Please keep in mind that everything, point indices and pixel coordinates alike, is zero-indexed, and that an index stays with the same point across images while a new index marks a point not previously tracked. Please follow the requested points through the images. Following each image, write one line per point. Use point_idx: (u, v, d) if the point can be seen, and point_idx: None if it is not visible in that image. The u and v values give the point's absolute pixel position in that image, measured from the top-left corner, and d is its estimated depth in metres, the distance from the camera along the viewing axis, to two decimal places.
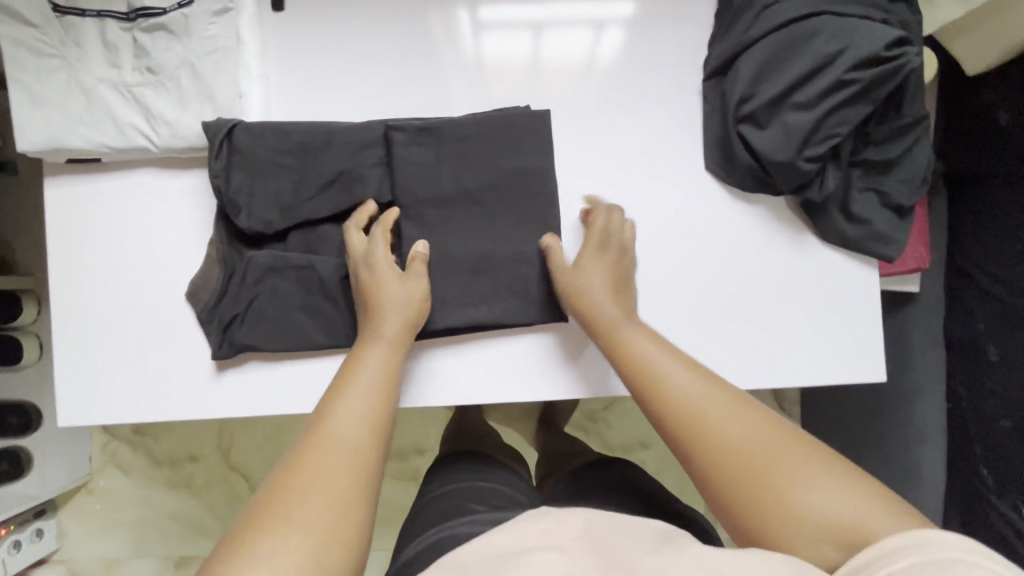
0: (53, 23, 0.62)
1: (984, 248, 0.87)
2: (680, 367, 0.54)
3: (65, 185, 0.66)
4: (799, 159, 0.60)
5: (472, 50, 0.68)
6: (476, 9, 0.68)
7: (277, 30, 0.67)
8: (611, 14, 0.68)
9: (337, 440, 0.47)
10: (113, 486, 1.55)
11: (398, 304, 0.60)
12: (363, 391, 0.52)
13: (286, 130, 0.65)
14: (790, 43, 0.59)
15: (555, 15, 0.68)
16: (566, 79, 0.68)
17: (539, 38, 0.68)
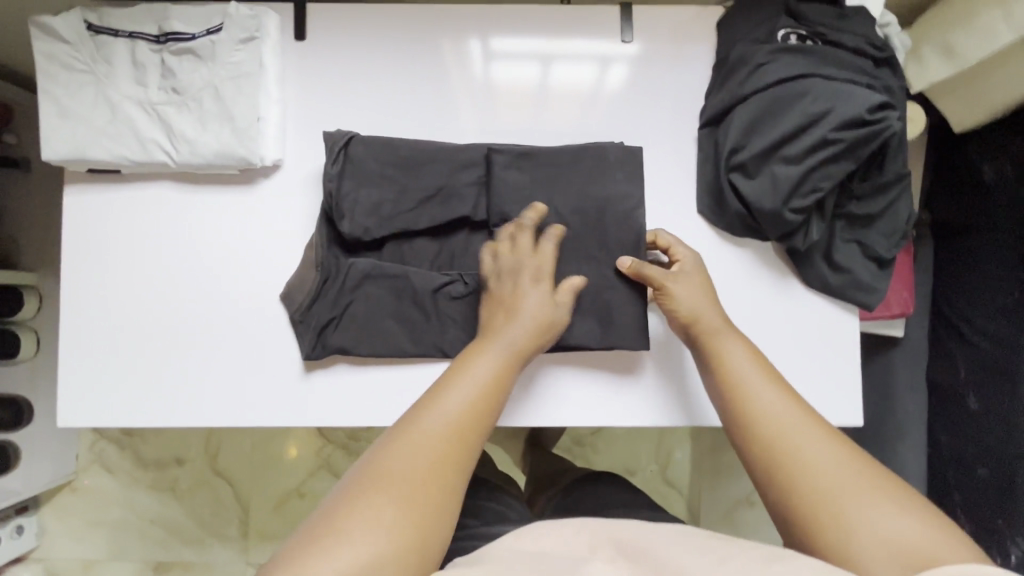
0: (86, 40, 0.65)
1: (968, 299, 0.90)
2: (766, 386, 0.56)
3: (85, 193, 0.69)
4: (785, 209, 0.63)
5: (481, 75, 0.72)
6: (487, 41, 0.73)
7: (299, 56, 0.70)
8: (615, 53, 0.72)
9: (430, 432, 0.50)
10: (97, 485, 1.55)
11: (531, 313, 0.61)
12: (465, 388, 0.54)
13: (394, 145, 0.70)
14: (779, 100, 0.62)
15: (562, 50, 0.72)
16: (576, 107, 0.72)
17: (543, 70, 0.72)
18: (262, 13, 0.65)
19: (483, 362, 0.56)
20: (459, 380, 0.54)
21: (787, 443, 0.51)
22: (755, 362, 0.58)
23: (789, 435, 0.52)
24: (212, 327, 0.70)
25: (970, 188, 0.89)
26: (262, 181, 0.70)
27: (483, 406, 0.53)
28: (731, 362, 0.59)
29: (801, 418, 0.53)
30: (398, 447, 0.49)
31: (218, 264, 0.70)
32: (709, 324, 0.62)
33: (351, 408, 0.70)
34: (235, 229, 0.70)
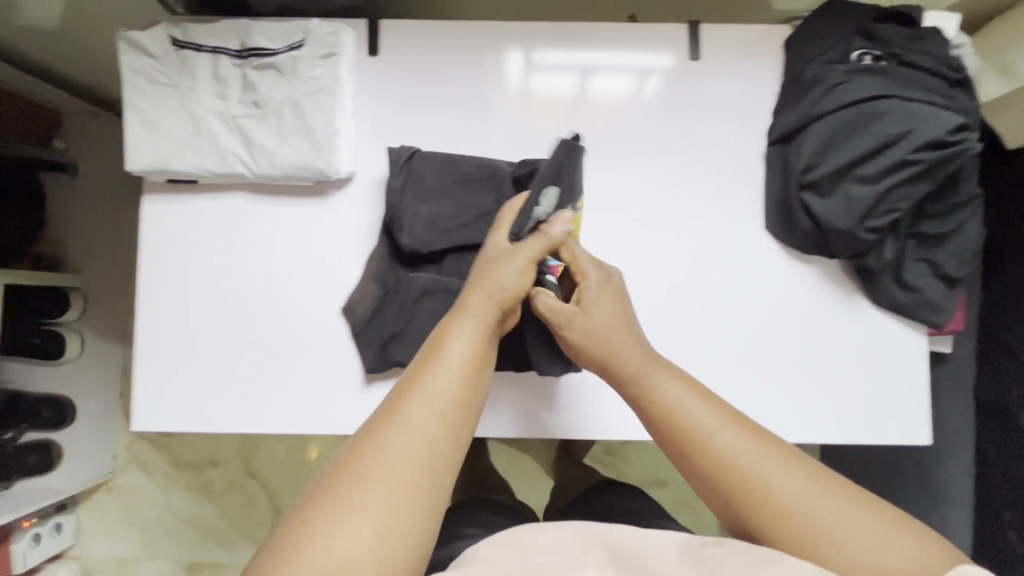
0: (171, 55, 0.67)
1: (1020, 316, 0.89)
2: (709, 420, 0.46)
3: (164, 205, 0.71)
4: (859, 228, 0.63)
5: (520, 85, 0.73)
6: (530, 52, 0.73)
7: (371, 71, 0.72)
8: (652, 65, 0.73)
9: (414, 431, 0.42)
10: (133, 485, 1.57)
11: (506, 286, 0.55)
12: (447, 377, 0.46)
13: (455, 160, 0.71)
14: (856, 120, 0.62)
15: (602, 60, 0.73)
16: (603, 117, 0.73)
17: (580, 79, 0.73)
18: (342, 29, 0.66)
19: (458, 344, 0.48)
20: (439, 368, 0.46)
21: (753, 486, 0.43)
22: (689, 393, 0.49)
23: (754, 468, 0.44)
24: (280, 337, 0.72)
25: (1021, 206, 0.89)
26: (333, 194, 0.71)
27: (464, 397, 0.46)
28: (664, 395, 0.49)
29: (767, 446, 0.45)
30: (367, 460, 0.40)
31: (287, 274, 0.72)
32: (630, 365, 0.52)
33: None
34: (304, 240, 0.72)
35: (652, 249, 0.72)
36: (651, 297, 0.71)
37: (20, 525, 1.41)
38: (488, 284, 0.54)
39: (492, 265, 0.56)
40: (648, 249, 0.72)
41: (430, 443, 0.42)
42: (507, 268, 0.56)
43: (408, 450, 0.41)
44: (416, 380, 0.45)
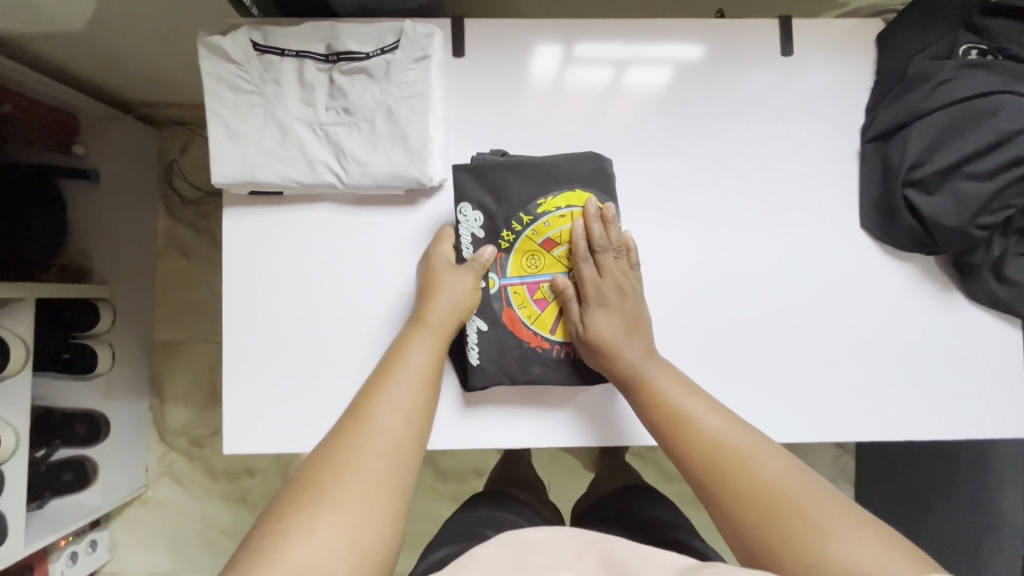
0: (253, 60, 0.63)
1: None
2: (699, 415, 0.58)
3: (247, 217, 0.68)
4: (969, 225, 0.63)
5: (555, 77, 0.71)
6: (568, 45, 0.72)
7: (457, 74, 0.70)
8: (680, 56, 0.71)
9: (382, 432, 0.50)
10: (167, 498, 1.54)
11: (453, 300, 0.63)
12: (406, 386, 0.54)
13: (532, 162, 0.68)
14: (967, 117, 0.61)
15: (640, 53, 0.71)
16: (633, 106, 0.71)
17: (615, 73, 0.71)
18: (435, 31, 0.64)
19: (417, 355, 0.58)
20: (400, 373, 0.55)
21: (742, 467, 0.53)
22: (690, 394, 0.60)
23: (736, 449, 0.54)
24: (373, 351, 0.69)
25: None
26: (424, 202, 0.69)
27: (423, 404, 0.54)
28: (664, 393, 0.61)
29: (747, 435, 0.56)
30: (341, 458, 0.47)
31: (377, 286, 0.69)
32: (635, 365, 0.63)
33: (532, 425, 0.70)
34: (393, 250, 0.69)
35: (742, 249, 0.71)
36: (746, 298, 0.71)
37: (57, 545, 1.37)
38: (435, 297, 0.63)
39: (433, 282, 0.64)
40: (738, 249, 0.71)
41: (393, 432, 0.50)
42: (458, 280, 0.65)
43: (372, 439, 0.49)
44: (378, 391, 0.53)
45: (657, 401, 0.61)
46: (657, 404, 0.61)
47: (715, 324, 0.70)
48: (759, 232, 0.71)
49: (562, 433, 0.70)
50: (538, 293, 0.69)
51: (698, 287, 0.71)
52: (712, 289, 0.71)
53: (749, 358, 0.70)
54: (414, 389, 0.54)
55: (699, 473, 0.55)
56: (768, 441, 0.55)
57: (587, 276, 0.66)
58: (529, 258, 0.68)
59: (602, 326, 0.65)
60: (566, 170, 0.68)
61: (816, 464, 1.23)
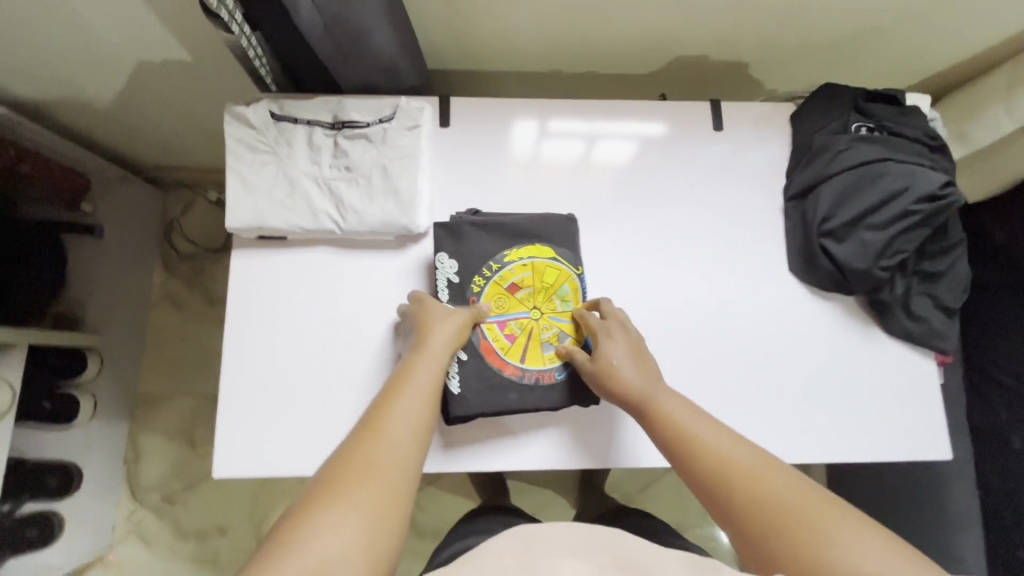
0: (270, 125, 0.75)
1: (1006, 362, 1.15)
2: (713, 442, 0.59)
3: (252, 257, 0.77)
4: (874, 267, 0.74)
5: (534, 151, 0.84)
6: (546, 120, 0.85)
7: (443, 140, 0.83)
8: (654, 134, 0.85)
9: (391, 441, 0.54)
10: (131, 560, 1.49)
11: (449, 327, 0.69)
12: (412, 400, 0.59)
13: (502, 223, 0.78)
14: (863, 179, 0.75)
15: (610, 130, 0.85)
16: (582, 160, 0.85)
17: (589, 146, 0.85)
18: (425, 106, 0.77)
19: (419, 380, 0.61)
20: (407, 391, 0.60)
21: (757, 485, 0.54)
22: (695, 413, 0.63)
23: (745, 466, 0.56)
24: (360, 382, 0.76)
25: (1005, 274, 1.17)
26: (410, 246, 0.79)
27: (426, 415, 0.58)
28: (677, 415, 0.63)
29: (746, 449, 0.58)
30: (357, 464, 0.51)
31: (366, 322, 0.77)
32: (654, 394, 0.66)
33: (551, 449, 0.78)
34: (384, 288, 0.78)
35: (687, 289, 0.82)
36: (692, 330, 0.80)
37: None
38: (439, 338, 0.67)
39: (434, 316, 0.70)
40: (683, 289, 0.82)
41: (401, 445, 0.54)
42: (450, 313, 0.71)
43: (382, 450, 0.53)
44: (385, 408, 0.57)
45: (663, 420, 0.63)
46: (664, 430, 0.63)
47: (669, 354, 0.79)
48: (704, 275, 0.82)
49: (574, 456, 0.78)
50: (506, 328, 0.77)
51: (652, 322, 0.80)
52: (667, 323, 0.80)
53: (699, 385, 0.79)
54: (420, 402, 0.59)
55: (706, 484, 0.56)
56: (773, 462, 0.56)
57: (593, 323, 0.74)
58: (498, 300, 0.77)
59: (613, 356, 0.71)
60: (532, 228, 0.79)
61: None
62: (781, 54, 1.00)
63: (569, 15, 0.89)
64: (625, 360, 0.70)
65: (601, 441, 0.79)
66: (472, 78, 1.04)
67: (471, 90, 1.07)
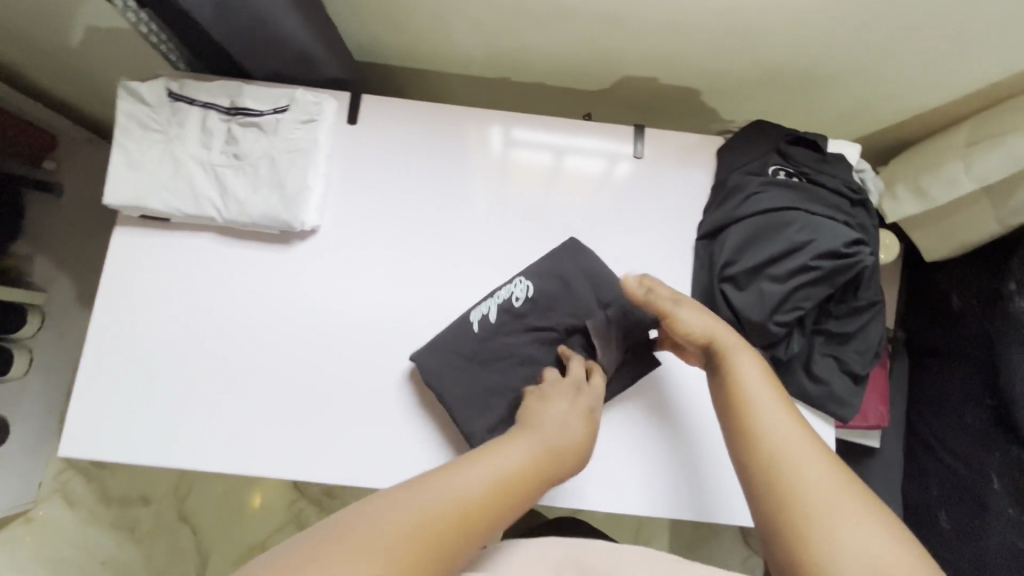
0: (164, 104, 0.73)
1: (947, 432, 1.01)
2: (768, 417, 0.57)
3: (135, 235, 0.76)
4: (769, 320, 0.70)
5: (500, 155, 0.81)
6: (510, 128, 0.82)
7: (349, 135, 0.80)
8: (624, 153, 0.81)
9: (453, 504, 0.47)
10: (52, 520, 1.32)
11: (562, 413, 0.62)
12: (488, 470, 0.52)
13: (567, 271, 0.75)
14: (769, 227, 0.72)
15: (577, 144, 0.82)
16: (498, 169, 0.81)
17: (558, 158, 0.81)
18: (323, 100, 0.75)
19: (515, 452, 0.55)
20: (491, 459, 0.53)
21: (791, 473, 0.52)
22: (762, 379, 0.61)
23: (795, 453, 0.54)
24: (224, 375, 0.74)
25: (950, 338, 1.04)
26: (296, 243, 0.77)
27: (501, 491, 0.51)
28: (743, 379, 0.61)
29: (812, 444, 0.55)
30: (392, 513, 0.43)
31: (241, 313, 0.75)
32: (734, 359, 0.63)
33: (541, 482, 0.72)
34: (267, 280, 0.76)
35: None
36: None
37: None
38: (545, 424, 0.60)
39: (549, 396, 0.64)
40: None
41: (458, 507, 0.47)
42: (565, 395, 0.64)
43: (431, 506, 0.45)
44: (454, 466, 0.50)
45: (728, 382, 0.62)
46: (731, 389, 0.61)
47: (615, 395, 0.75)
48: None
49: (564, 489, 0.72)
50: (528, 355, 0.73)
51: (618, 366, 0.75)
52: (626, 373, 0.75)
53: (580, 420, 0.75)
54: (488, 475, 0.51)
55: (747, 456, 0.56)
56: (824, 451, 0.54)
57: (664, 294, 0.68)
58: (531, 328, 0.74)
59: (691, 319, 0.66)
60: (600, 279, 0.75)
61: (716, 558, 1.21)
62: (734, 86, 0.95)
63: (507, 26, 0.86)
64: (706, 323, 0.66)
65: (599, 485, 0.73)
66: (414, 76, 1.01)
67: (418, 91, 1.05)
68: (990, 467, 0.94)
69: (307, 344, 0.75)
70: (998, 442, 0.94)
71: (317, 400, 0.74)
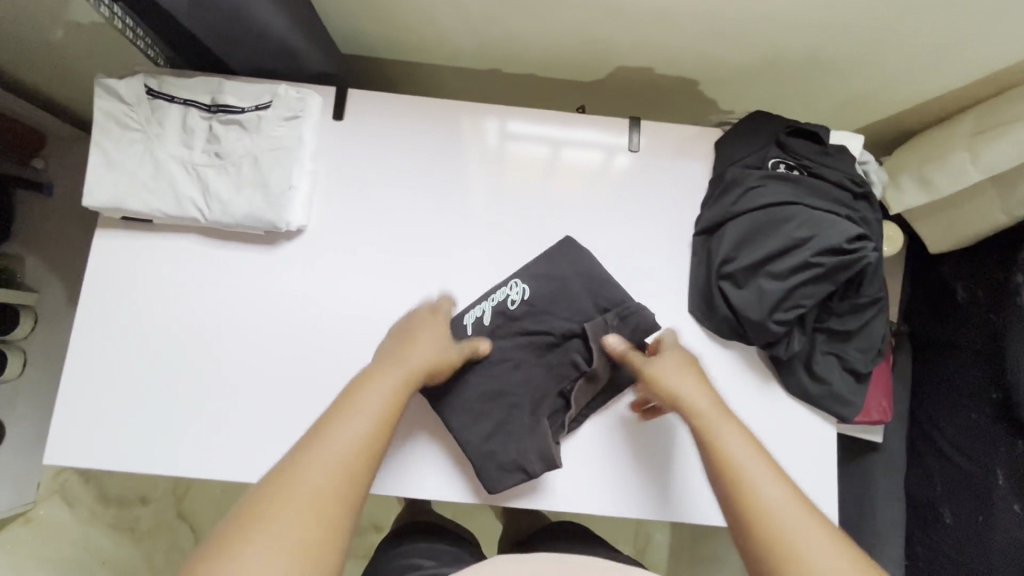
0: (143, 102, 0.71)
1: (952, 426, 0.99)
2: (764, 495, 0.51)
3: (118, 237, 0.74)
4: (769, 319, 0.68)
5: (497, 149, 0.79)
6: (505, 122, 0.80)
7: (335, 131, 0.78)
8: (620, 145, 0.79)
9: (336, 474, 0.47)
10: (49, 519, 1.30)
11: (428, 351, 0.62)
12: (360, 420, 0.52)
13: (564, 273, 0.73)
14: (768, 223, 0.70)
15: (572, 137, 0.79)
16: (488, 165, 0.79)
17: (554, 151, 0.79)
18: (307, 95, 0.73)
19: (381, 388, 0.55)
20: (355, 410, 0.52)
21: (803, 559, 0.46)
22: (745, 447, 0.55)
23: (800, 532, 0.48)
24: (210, 379, 0.72)
25: (954, 332, 1.01)
26: (282, 243, 0.75)
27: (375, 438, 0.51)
28: (727, 446, 0.55)
29: (821, 530, 0.48)
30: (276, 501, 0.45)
31: (227, 316, 0.74)
32: (717, 425, 0.57)
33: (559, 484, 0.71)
34: (253, 282, 0.74)
35: None
36: None
37: None
38: (411, 359, 0.60)
39: (415, 336, 0.63)
40: None
41: (344, 474, 0.48)
42: (433, 324, 0.66)
43: (317, 482, 0.46)
44: (326, 429, 0.50)
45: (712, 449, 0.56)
46: (720, 467, 0.54)
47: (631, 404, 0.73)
48: None
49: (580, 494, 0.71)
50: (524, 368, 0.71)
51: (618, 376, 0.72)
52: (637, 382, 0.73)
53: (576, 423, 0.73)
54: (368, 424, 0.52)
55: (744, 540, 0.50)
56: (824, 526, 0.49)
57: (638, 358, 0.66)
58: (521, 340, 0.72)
59: (667, 377, 0.62)
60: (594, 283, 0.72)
61: (721, 553, 1.19)
62: (732, 76, 0.92)
63: (497, 16, 0.83)
64: (685, 375, 0.62)
65: (612, 489, 0.71)
66: (403, 68, 0.98)
67: (407, 83, 1.02)
68: (997, 463, 0.92)
69: (295, 346, 0.73)
70: (1004, 438, 0.92)
71: (304, 404, 0.72)
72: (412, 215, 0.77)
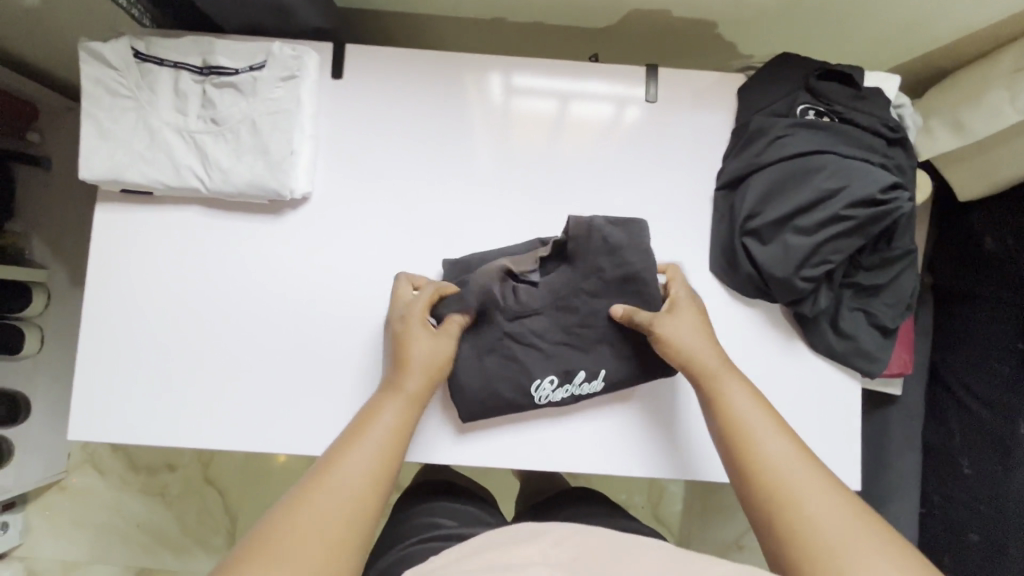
0: (131, 67, 0.68)
1: (975, 377, 0.97)
2: (767, 456, 0.52)
3: (119, 210, 0.72)
4: (796, 276, 0.66)
5: (506, 103, 0.75)
6: (512, 75, 0.75)
7: (335, 92, 0.74)
8: (635, 96, 0.75)
9: (348, 499, 0.48)
10: (82, 487, 1.34)
11: (422, 358, 0.60)
12: (369, 445, 0.52)
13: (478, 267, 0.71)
14: (795, 175, 0.66)
15: (584, 88, 0.75)
16: (497, 122, 0.75)
17: (567, 104, 0.75)
18: (303, 52, 0.69)
19: (385, 416, 0.55)
20: (365, 437, 0.53)
21: (799, 503, 0.48)
22: (748, 406, 0.56)
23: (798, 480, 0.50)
24: (226, 352, 0.72)
25: (981, 283, 0.98)
26: (287, 213, 0.73)
27: (386, 462, 0.52)
28: (730, 402, 0.57)
29: (819, 477, 0.50)
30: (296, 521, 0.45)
31: (237, 287, 0.72)
32: (719, 382, 0.59)
33: (616, 443, 0.71)
34: (261, 251, 0.73)
35: None
36: None
37: None
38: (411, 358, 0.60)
39: (405, 338, 0.62)
40: None
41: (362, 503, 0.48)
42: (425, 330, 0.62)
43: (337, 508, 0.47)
44: (337, 458, 0.51)
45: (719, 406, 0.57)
46: (724, 423, 0.56)
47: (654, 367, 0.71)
48: None
49: (635, 454, 0.71)
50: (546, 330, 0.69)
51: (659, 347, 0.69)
52: None
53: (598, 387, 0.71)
54: (379, 446, 0.53)
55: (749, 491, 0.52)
56: (826, 479, 0.50)
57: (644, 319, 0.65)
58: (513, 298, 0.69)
59: (680, 330, 0.63)
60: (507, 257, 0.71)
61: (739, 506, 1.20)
62: (755, 17, 0.85)
63: None
64: (696, 326, 0.63)
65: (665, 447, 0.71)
66: (404, 21, 0.93)
67: (409, 37, 0.97)
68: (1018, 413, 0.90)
69: (307, 317, 0.72)
70: None
71: (322, 373, 0.71)
72: (419, 178, 0.74)
